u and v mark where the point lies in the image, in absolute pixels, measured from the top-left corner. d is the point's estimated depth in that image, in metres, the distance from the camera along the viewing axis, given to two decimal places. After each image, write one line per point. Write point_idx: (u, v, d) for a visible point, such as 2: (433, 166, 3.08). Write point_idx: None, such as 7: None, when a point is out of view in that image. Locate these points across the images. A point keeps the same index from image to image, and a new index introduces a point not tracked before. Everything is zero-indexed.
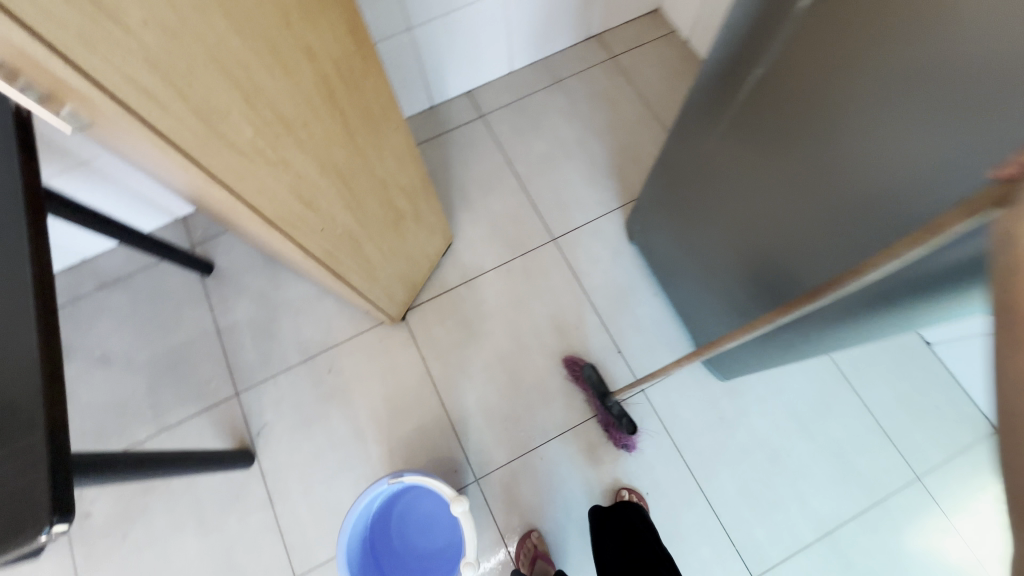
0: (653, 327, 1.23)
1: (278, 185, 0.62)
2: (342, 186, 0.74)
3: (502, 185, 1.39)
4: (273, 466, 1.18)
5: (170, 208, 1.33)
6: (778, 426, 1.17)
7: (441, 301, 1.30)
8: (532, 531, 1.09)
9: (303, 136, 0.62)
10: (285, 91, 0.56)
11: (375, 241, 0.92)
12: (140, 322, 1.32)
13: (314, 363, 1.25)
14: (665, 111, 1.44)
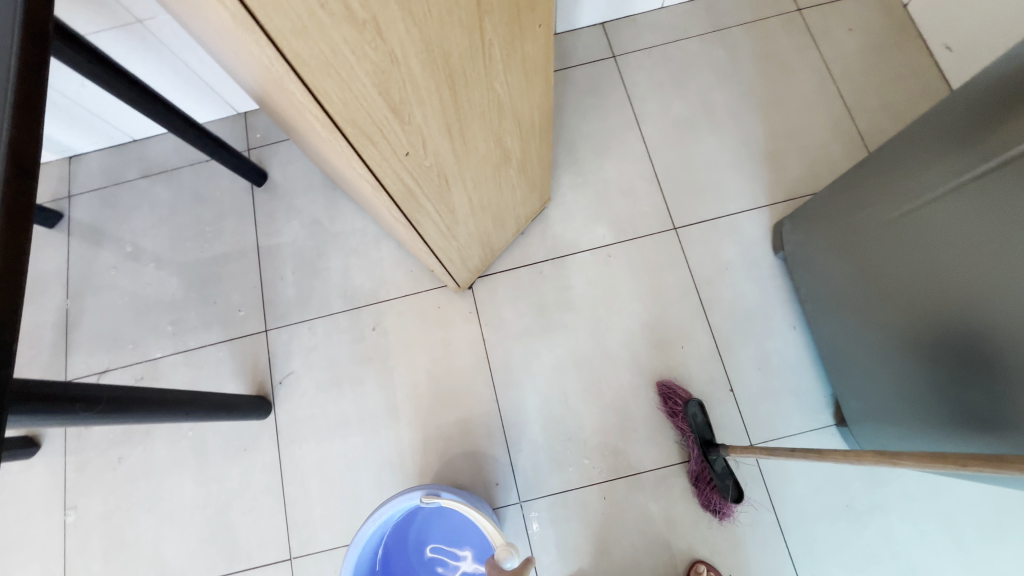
0: (779, 370, 0.96)
1: (360, 65, 0.38)
2: (449, 97, 0.50)
3: (622, 149, 1.11)
4: (291, 424, 1.01)
5: (232, 100, 1.14)
6: (926, 537, 0.87)
7: (519, 276, 1.05)
8: None
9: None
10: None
11: (467, 187, 0.68)
12: (178, 223, 1.15)
13: (358, 315, 1.06)
14: (854, 95, 1.11)
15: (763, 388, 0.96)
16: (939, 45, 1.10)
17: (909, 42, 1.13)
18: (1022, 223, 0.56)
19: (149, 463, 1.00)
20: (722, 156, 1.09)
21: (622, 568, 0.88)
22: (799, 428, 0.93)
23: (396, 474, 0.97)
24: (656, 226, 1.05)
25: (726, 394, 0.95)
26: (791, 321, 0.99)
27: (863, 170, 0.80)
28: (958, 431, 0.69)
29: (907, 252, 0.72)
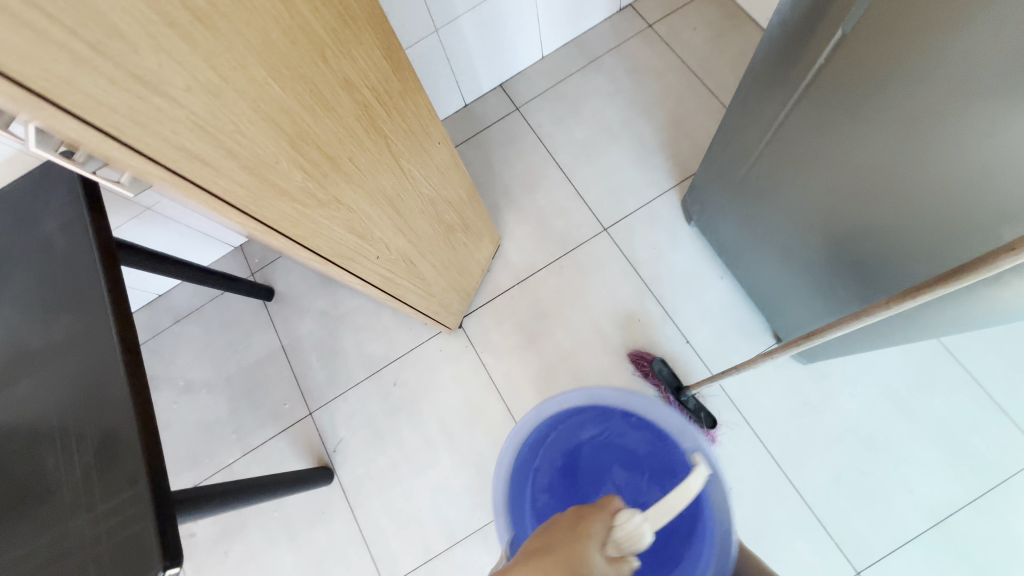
0: (721, 314, 1.17)
1: (332, 223, 0.61)
2: (393, 211, 0.73)
3: (546, 179, 1.34)
4: (353, 480, 1.22)
5: (229, 239, 1.38)
6: (873, 408, 1.07)
7: (497, 305, 1.28)
8: None
9: (351, 168, 0.60)
10: (330, 127, 0.54)
11: (429, 258, 0.91)
12: (215, 350, 1.39)
13: (379, 377, 1.27)
14: (713, 78, 1.35)
15: (712, 331, 1.17)
16: (765, 19, 1.34)
17: (744, 23, 1.38)
18: (822, 150, 0.77)
19: (251, 549, 1.21)
20: (626, 159, 1.32)
21: None
22: (749, 354, 1.14)
23: (448, 494, 1.17)
24: (592, 231, 1.28)
25: (685, 346, 1.16)
26: (719, 272, 1.21)
27: (722, 138, 1.01)
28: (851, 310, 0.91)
29: (772, 190, 0.93)
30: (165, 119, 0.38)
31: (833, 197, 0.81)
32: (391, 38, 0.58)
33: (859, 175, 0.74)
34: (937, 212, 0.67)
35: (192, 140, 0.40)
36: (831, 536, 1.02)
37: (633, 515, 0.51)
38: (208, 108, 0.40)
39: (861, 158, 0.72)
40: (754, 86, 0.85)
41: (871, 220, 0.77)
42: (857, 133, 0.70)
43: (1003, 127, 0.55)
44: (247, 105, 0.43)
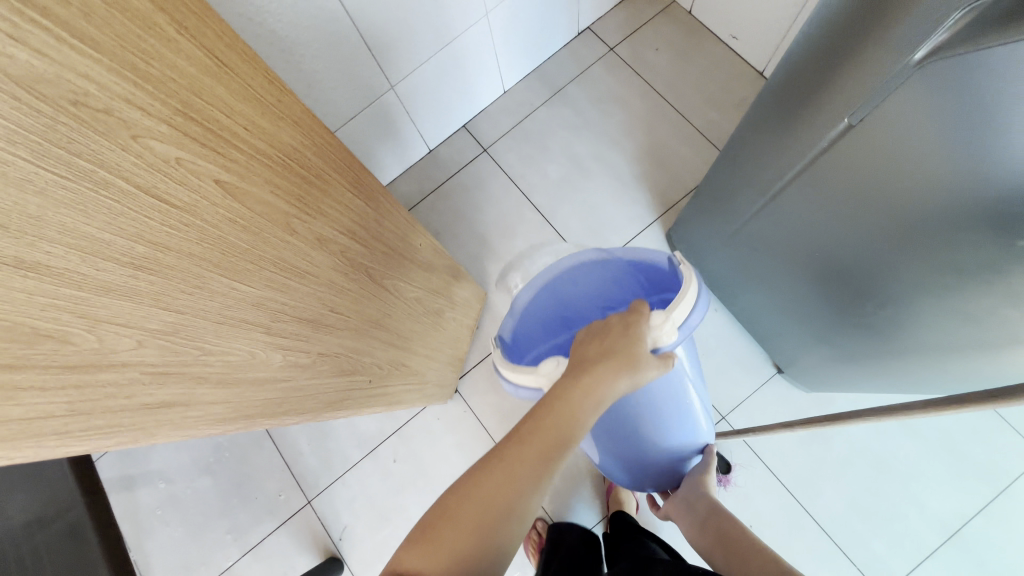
0: (720, 347, 1.16)
1: (320, 379, 0.54)
2: (380, 331, 0.66)
3: (525, 223, 1.29)
4: (364, 568, 1.16)
5: None
6: (878, 428, 1.08)
7: (491, 363, 1.23)
8: None
9: (335, 316, 0.54)
10: (308, 292, 0.48)
11: (420, 352, 0.85)
12: (194, 444, 1.29)
13: (377, 454, 1.21)
14: (681, 101, 1.31)
15: (713, 366, 1.15)
16: (726, 35, 1.32)
17: (705, 39, 1.35)
18: (818, 223, 0.73)
19: None
20: (604, 195, 1.28)
21: None
22: (753, 387, 1.13)
23: None
24: None
25: None
26: (712, 304, 1.19)
27: (717, 183, 0.96)
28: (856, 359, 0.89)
29: (770, 243, 0.88)
30: (118, 388, 0.31)
31: (833, 262, 0.77)
32: (360, 170, 0.52)
33: (859, 251, 0.70)
34: (936, 304, 0.63)
35: (154, 391, 0.33)
36: (854, 563, 1.03)
37: (667, 318, 0.63)
38: (165, 350, 0.33)
39: (859, 239, 0.68)
40: (748, 145, 0.80)
41: (871, 292, 0.74)
42: (856, 216, 0.66)
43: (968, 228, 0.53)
44: (211, 322, 0.37)
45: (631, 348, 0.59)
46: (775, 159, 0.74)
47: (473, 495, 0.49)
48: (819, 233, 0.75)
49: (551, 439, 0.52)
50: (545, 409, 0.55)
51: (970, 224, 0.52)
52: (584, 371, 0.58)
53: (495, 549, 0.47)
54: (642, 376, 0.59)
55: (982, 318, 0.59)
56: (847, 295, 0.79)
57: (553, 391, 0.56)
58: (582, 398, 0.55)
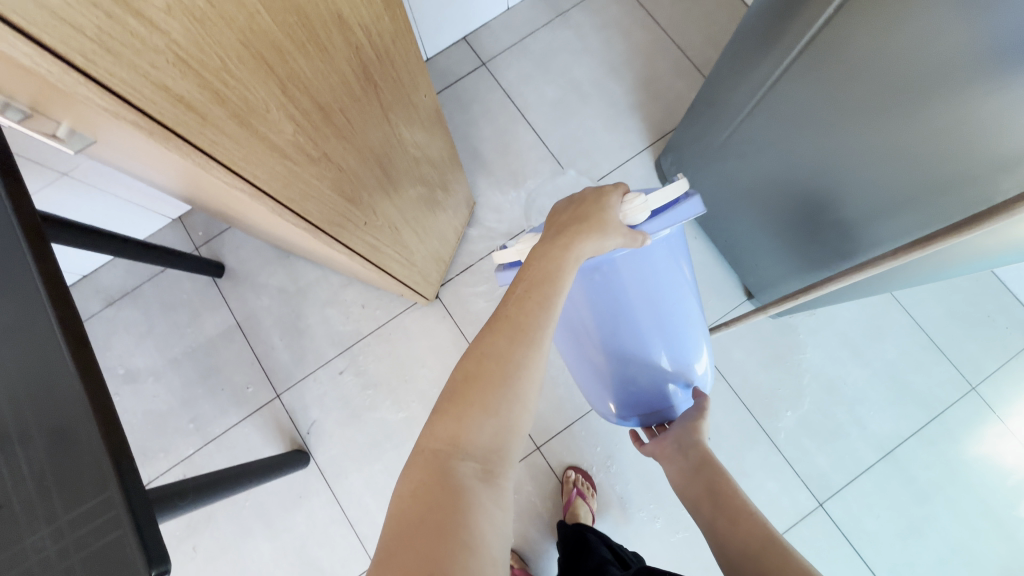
0: (696, 272, 1.20)
1: (323, 185, 0.54)
2: (383, 171, 0.67)
3: (519, 140, 1.29)
4: (331, 462, 1.16)
5: (166, 209, 1.22)
6: (833, 355, 1.16)
7: (473, 273, 1.23)
8: (570, 471, 1.12)
9: (345, 124, 0.54)
10: (326, 75, 0.47)
11: (411, 224, 0.85)
12: (159, 333, 1.25)
13: (351, 354, 1.21)
14: (681, 36, 1.33)
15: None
16: None
17: None
18: (810, 115, 0.80)
19: (222, 541, 1.13)
20: (598, 121, 1.29)
21: (630, 463, 1.12)
22: (724, 310, 1.18)
23: None
24: (567, 194, 1.26)
25: None
26: (692, 233, 1.23)
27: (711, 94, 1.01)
28: (816, 271, 0.99)
29: (755, 150, 0.94)
30: (143, 50, 0.30)
31: (812, 160, 0.85)
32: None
33: (842, 141, 0.78)
34: (910, 178, 0.72)
35: (174, 79, 0.33)
36: (799, 475, 1.11)
37: (633, 199, 0.63)
38: (192, 38, 0.33)
39: (846, 125, 0.75)
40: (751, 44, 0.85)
41: (846, 184, 0.82)
42: (849, 98, 0.73)
43: (926, 97, 0.64)
44: (235, 39, 0.36)
45: (604, 214, 0.59)
46: (777, 52, 0.79)
47: (486, 360, 0.47)
48: (793, 142, 0.86)
49: (547, 294, 0.52)
50: (529, 274, 0.54)
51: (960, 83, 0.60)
52: (559, 234, 0.58)
53: (517, 407, 0.47)
54: (609, 241, 0.59)
55: (948, 184, 0.69)
56: (813, 201, 0.90)
57: (530, 256, 0.55)
58: (561, 256, 0.55)
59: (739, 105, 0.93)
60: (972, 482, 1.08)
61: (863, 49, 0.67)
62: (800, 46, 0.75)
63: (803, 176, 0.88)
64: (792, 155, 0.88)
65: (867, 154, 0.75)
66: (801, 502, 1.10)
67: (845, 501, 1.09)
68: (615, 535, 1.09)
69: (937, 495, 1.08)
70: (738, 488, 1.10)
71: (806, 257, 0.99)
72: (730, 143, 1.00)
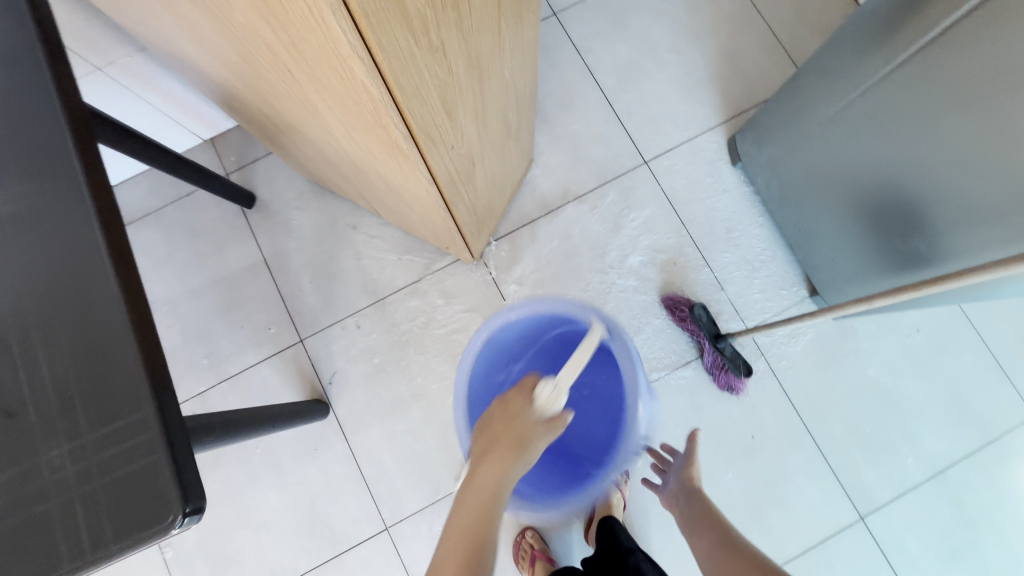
0: (759, 262, 1.13)
1: (432, 84, 0.46)
2: (479, 103, 0.60)
3: (584, 100, 1.20)
4: (352, 416, 1.09)
5: (197, 126, 1.13)
6: (892, 365, 1.09)
7: (521, 236, 1.15)
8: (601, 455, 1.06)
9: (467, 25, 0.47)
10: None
11: (485, 163, 0.77)
12: (179, 261, 1.16)
13: (383, 306, 1.13)
14: (770, 8, 1.24)
15: (748, 280, 1.12)
16: None
17: None
18: (928, 107, 0.76)
19: (228, 486, 1.07)
20: (671, 89, 1.20)
21: None
22: (784, 305, 1.11)
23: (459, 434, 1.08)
24: (630, 163, 1.17)
25: (719, 294, 1.12)
26: (758, 220, 1.15)
27: (807, 81, 0.97)
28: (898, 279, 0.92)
29: (849, 143, 0.91)
30: None
31: (914, 158, 0.81)
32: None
33: (954, 139, 0.74)
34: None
35: None
36: (843, 486, 1.05)
37: (553, 391, 0.66)
38: None
39: (966, 121, 0.72)
40: (875, 27, 0.82)
41: (946, 188, 0.78)
42: (978, 90, 0.69)
43: None
44: None
45: (524, 422, 0.65)
46: (909, 33, 0.76)
47: None
48: (910, 134, 0.80)
49: (475, 546, 0.57)
50: (463, 501, 0.62)
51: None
52: (485, 454, 0.64)
53: None
54: (534, 452, 0.64)
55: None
56: (915, 203, 0.84)
57: (470, 476, 0.62)
58: (489, 480, 0.61)
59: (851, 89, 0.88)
60: (1022, 512, 1.03)
61: None
62: (952, 22, 0.70)
63: (908, 173, 0.83)
64: (903, 148, 0.82)
65: (1000, 150, 0.69)
66: (841, 513, 1.05)
67: (887, 518, 1.04)
68: (644, 525, 1.04)
69: (984, 522, 1.03)
70: (777, 491, 1.05)
71: (882, 262, 0.94)
72: (829, 131, 0.94)
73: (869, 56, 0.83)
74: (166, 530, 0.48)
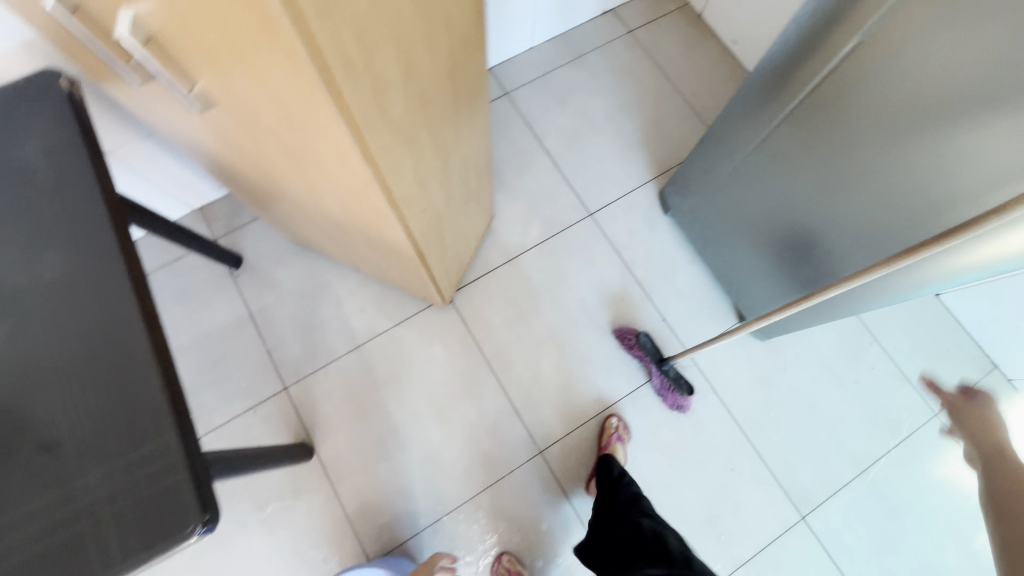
0: (694, 295, 1.30)
1: (407, 165, 0.61)
2: (437, 159, 0.71)
3: (536, 164, 1.39)
4: (335, 457, 1.16)
5: (188, 199, 1.25)
6: (814, 378, 1.26)
7: (487, 282, 1.30)
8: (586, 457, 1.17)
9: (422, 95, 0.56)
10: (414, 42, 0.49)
11: (450, 222, 0.92)
12: (166, 320, 1.24)
13: (362, 352, 1.23)
14: (685, 85, 1.49)
15: (686, 310, 1.29)
16: (730, 39, 1.50)
17: (710, 39, 1.54)
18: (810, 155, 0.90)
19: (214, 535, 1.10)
20: (609, 151, 1.41)
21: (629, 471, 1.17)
22: (718, 331, 1.28)
23: (438, 467, 1.16)
24: (578, 215, 1.35)
25: (663, 324, 1.27)
26: (690, 260, 1.34)
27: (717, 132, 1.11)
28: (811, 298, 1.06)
29: (755, 183, 1.05)
30: (338, 11, 0.37)
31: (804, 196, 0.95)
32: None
33: (832, 178, 0.88)
34: (892, 217, 0.83)
35: (349, 44, 0.40)
36: (784, 489, 1.18)
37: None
38: (366, 13, 0.40)
39: (838, 166, 0.86)
40: (757, 92, 0.95)
41: (835, 220, 0.93)
42: (845, 141, 0.83)
43: (923, 138, 0.72)
44: (388, 20, 0.44)
45: None
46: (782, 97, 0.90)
47: None
48: (799, 178, 0.94)
49: None
50: None
51: (948, 135, 0.69)
52: None
53: None
54: None
55: (923, 222, 0.79)
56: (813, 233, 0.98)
57: None
58: None
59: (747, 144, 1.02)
60: (936, 501, 1.18)
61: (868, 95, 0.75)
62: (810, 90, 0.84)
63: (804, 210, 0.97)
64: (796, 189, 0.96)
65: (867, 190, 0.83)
66: (785, 515, 1.16)
67: (825, 516, 1.16)
68: None
69: (907, 513, 1.17)
70: (728, 499, 1.16)
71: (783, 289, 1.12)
72: (737, 178, 1.09)
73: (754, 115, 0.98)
74: (185, 539, 0.56)
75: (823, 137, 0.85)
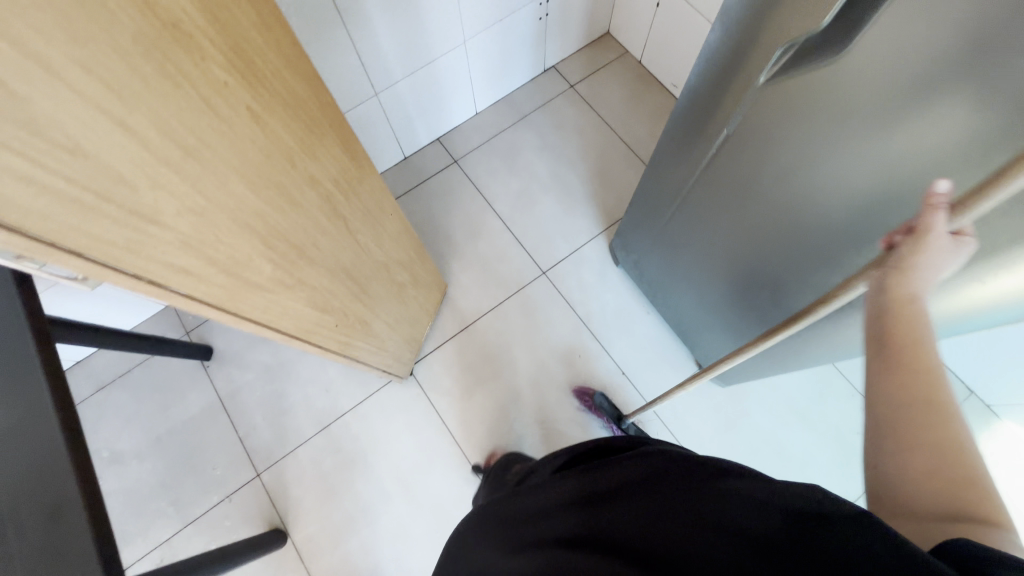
0: (651, 346, 1.31)
1: (297, 304, 0.65)
2: (312, 248, 0.64)
3: (487, 228, 1.43)
4: (308, 540, 1.19)
5: (146, 304, 1.31)
6: (781, 421, 1.24)
7: (446, 351, 1.33)
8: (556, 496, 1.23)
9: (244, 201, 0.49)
10: (198, 157, 0.42)
11: (382, 317, 0.95)
12: (145, 416, 1.30)
13: (329, 432, 1.27)
14: (629, 133, 1.51)
15: (642, 362, 1.29)
16: (670, 83, 1.53)
17: (651, 85, 1.57)
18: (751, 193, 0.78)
19: None
20: (558, 208, 1.44)
21: None
22: (679, 380, 1.28)
23: (408, 543, 1.18)
24: (531, 274, 1.38)
25: (622, 378, 1.28)
26: (646, 309, 1.35)
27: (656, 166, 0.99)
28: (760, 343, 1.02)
29: (706, 220, 0.93)
30: (154, 242, 0.42)
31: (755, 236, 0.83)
32: (279, 39, 0.47)
33: (781, 219, 0.76)
34: (825, 273, 0.75)
35: (179, 256, 0.44)
36: None
37: None
38: (194, 227, 0.44)
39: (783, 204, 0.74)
40: (676, 136, 0.87)
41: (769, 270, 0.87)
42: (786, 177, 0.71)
43: (831, 202, 0.66)
44: (227, 217, 0.48)
45: None
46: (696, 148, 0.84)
47: None
48: (727, 228, 0.89)
49: None
50: None
51: (900, 172, 0.56)
52: None
53: None
54: None
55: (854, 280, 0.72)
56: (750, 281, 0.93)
57: None
58: None
59: (676, 190, 0.97)
60: None
61: (773, 157, 0.69)
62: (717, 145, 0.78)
63: (738, 258, 0.92)
64: (726, 239, 0.91)
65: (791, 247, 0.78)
66: None
67: None
68: None
69: None
70: None
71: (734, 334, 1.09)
72: (674, 223, 1.04)
73: (676, 164, 0.92)
74: None
75: (741, 191, 0.80)
